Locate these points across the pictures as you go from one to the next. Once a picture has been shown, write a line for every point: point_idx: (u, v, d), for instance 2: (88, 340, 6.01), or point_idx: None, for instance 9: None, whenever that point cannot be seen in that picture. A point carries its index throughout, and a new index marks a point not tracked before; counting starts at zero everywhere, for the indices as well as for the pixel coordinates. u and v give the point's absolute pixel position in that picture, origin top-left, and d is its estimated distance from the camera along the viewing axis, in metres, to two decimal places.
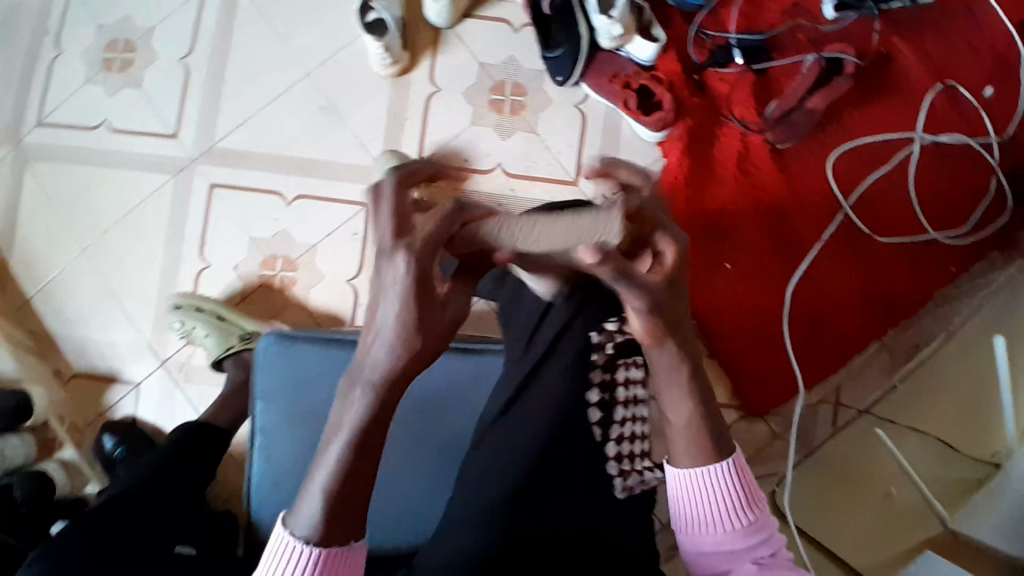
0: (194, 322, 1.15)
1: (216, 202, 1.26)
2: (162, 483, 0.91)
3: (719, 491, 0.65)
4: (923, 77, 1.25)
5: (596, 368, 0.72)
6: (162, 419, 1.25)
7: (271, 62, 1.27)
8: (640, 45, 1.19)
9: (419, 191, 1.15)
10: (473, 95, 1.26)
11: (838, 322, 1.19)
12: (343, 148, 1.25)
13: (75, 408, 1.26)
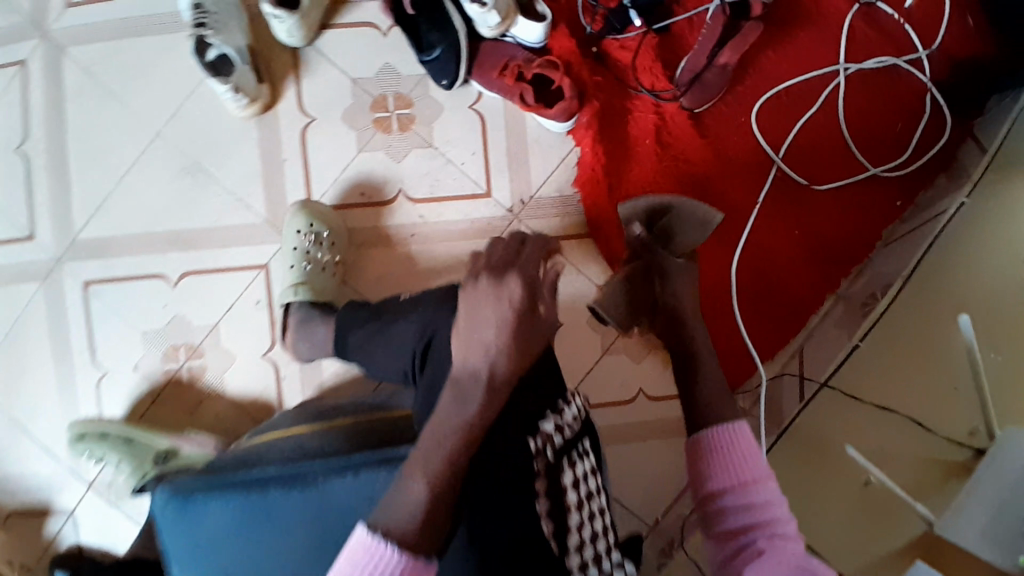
0: (103, 450, 1.04)
1: (96, 300, 1.11)
2: None
3: (731, 450, 0.69)
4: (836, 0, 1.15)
5: (539, 478, 0.67)
6: (108, 540, 1.14)
7: (118, 128, 1.10)
8: (524, 27, 1.05)
9: (326, 252, 1.05)
10: (354, 117, 1.11)
11: (793, 286, 1.13)
12: (224, 208, 1.10)
13: (14, 549, 1.14)
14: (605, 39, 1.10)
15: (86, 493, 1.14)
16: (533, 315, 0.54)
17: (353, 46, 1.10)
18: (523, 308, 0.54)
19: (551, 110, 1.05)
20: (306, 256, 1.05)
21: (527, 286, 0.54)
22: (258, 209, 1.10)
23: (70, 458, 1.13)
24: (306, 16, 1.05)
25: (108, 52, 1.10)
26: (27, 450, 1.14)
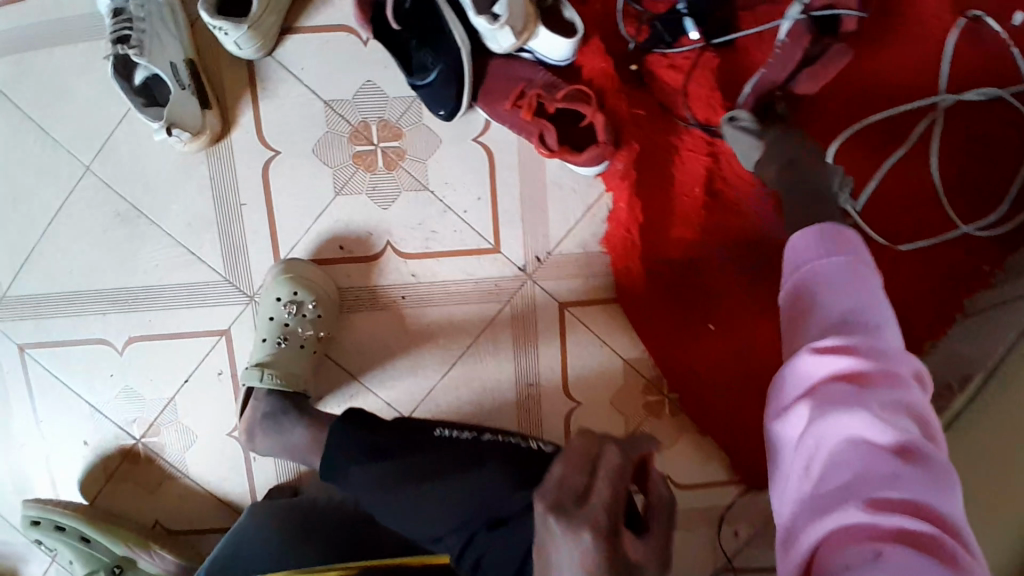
0: (55, 545, 0.93)
1: (32, 366, 0.94)
2: None
3: (843, 296, 0.58)
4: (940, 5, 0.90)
5: None
6: None
7: (38, 163, 0.89)
8: (549, 43, 0.80)
9: (309, 326, 0.87)
10: (328, 150, 0.88)
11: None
12: (172, 263, 0.90)
13: None
14: (647, 56, 0.86)
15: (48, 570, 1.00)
16: (622, 558, 0.46)
17: (325, 60, 0.86)
18: (610, 552, 0.45)
19: (581, 155, 0.82)
20: (286, 328, 0.87)
21: (609, 535, 0.46)
22: (216, 265, 0.90)
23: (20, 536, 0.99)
24: (261, 21, 0.81)
25: (18, 66, 0.87)
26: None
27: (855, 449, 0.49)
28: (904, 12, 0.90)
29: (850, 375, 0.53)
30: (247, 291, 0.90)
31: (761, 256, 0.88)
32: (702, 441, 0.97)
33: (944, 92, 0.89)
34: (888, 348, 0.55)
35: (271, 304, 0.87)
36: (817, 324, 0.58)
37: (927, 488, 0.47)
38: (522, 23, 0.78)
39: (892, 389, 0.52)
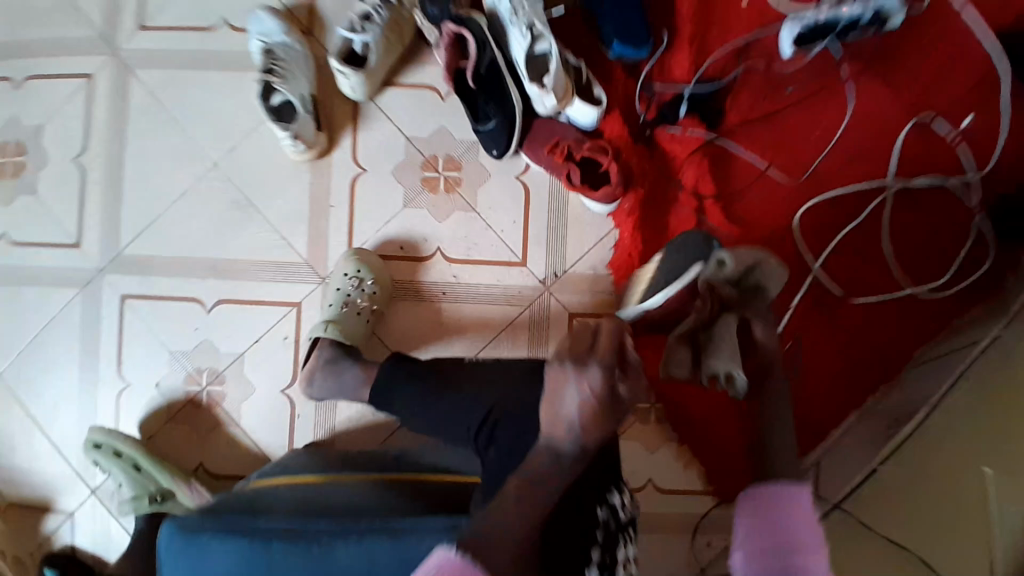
0: (111, 469, 1.07)
1: (129, 314, 1.13)
2: None
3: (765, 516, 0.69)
4: (892, 111, 1.14)
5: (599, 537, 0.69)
6: (99, 548, 1.13)
7: (178, 155, 1.15)
8: (580, 109, 1.07)
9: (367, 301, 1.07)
10: (404, 173, 1.14)
11: (807, 387, 1.12)
12: (265, 243, 1.13)
13: (13, 539, 1.14)
14: (657, 128, 1.12)
15: (88, 498, 1.13)
16: (614, 395, 0.58)
17: (413, 105, 1.15)
18: (609, 386, 0.58)
19: (596, 192, 1.07)
20: (347, 299, 1.06)
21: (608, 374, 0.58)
22: (300, 249, 1.13)
23: (73, 464, 1.13)
24: (372, 73, 1.10)
25: (177, 81, 1.15)
26: (37, 447, 1.14)
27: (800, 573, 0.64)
28: (863, 115, 1.13)
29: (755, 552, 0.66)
30: (321, 273, 1.12)
31: None
32: (682, 449, 1.11)
33: (893, 178, 1.13)
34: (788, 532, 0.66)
35: (341, 278, 1.08)
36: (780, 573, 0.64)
37: None
38: (562, 94, 1.05)
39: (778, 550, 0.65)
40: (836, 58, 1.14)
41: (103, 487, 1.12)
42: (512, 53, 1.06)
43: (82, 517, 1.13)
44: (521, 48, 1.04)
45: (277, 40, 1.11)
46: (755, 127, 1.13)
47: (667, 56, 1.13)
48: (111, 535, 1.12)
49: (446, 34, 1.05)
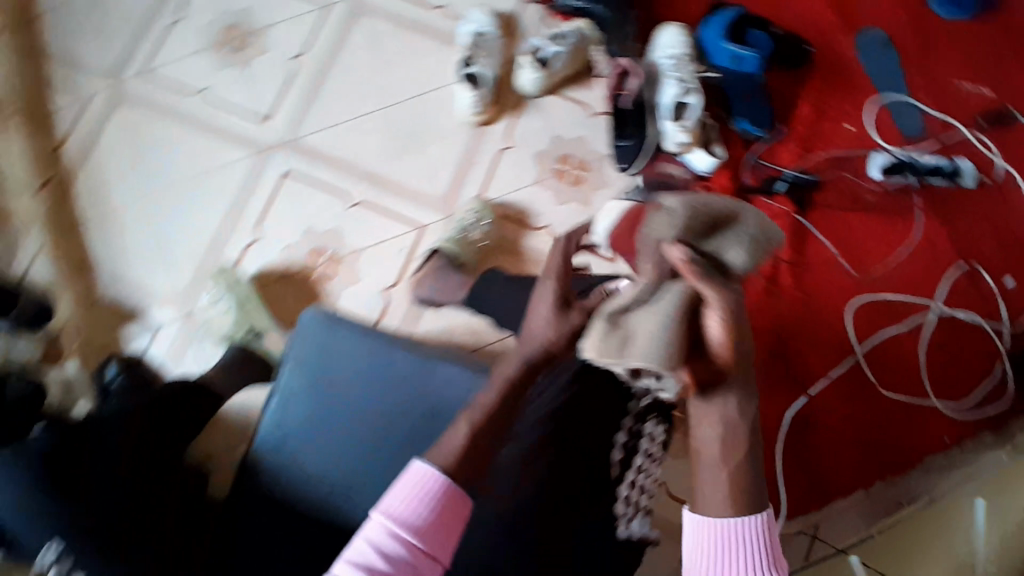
0: (223, 299, 1.22)
1: (285, 188, 1.31)
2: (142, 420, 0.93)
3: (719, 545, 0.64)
4: (948, 252, 1.33)
5: (629, 416, 0.82)
6: (168, 364, 1.20)
7: (372, 82, 1.36)
8: (700, 156, 1.27)
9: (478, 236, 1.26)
10: (542, 159, 1.32)
11: (826, 455, 1.23)
12: (413, 172, 1.32)
13: (90, 329, 1.21)
14: (761, 196, 1.31)
15: (176, 319, 1.22)
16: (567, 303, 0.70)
17: (567, 112, 1.34)
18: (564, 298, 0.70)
19: None
20: (463, 230, 1.26)
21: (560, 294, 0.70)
22: (439, 185, 1.31)
23: (179, 286, 1.24)
24: (550, 75, 1.32)
25: (393, 32, 1.39)
26: (150, 265, 1.25)
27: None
28: (925, 245, 1.33)
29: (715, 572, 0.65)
30: (447, 212, 1.30)
31: (789, 349, 1.27)
32: None
33: (941, 303, 1.30)
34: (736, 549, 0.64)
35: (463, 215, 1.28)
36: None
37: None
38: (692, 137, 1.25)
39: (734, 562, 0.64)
40: (914, 194, 1.36)
41: (196, 314, 1.23)
42: (661, 100, 1.28)
43: (163, 335, 1.22)
44: (671, 98, 1.26)
45: (483, 30, 1.35)
46: (837, 223, 1.33)
47: (778, 144, 1.35)
48: (184, 358, 1.20)
49: (615, 71, 1.30)
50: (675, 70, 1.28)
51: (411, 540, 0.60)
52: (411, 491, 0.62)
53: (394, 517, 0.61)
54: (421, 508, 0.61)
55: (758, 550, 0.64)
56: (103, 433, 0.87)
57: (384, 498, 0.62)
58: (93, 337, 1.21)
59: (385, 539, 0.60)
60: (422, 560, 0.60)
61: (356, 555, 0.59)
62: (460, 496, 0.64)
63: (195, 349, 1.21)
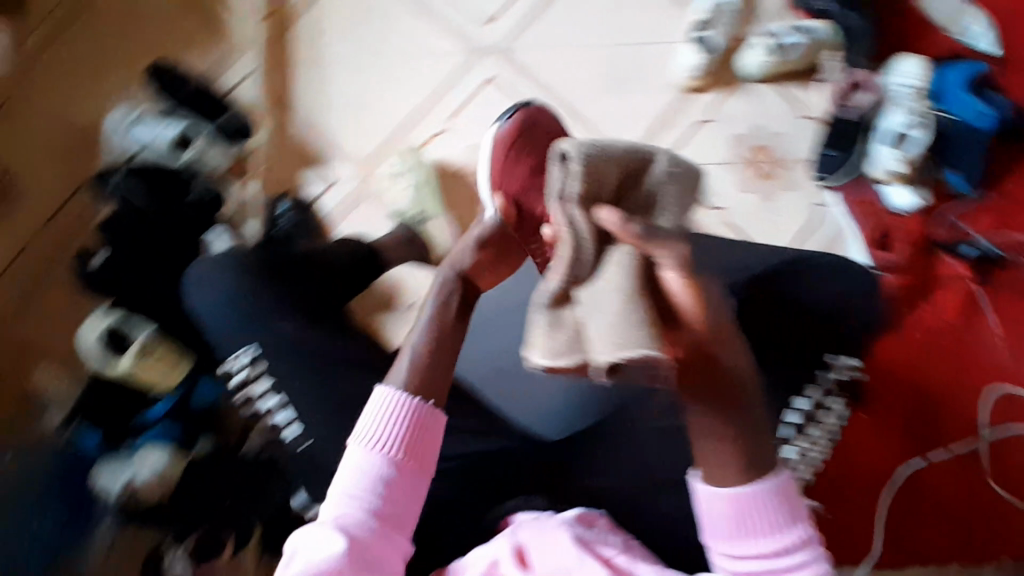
0: (406, 172, 1.23)
1: (488, 91, 1.28)
2: (303, 277, 0.88)
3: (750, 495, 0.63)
4: None
5: (812, 387, 0.89)
6: (336, 216, 1.25)
7: (605, 16, 1.30)
8: (900, 191, 1.23)
9: None
10: (739, 143, 1.26)
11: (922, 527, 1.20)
12: (610, 116, 1.27)
13: (276, 160, 1.26)
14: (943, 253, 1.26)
15: (354, 180, 1.26)
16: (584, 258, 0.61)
17: (780, 106, 1.27)
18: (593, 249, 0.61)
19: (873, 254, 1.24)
20: None
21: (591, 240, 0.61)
22: (631, 134, 1.26)
23: (363, 152, 1.27)
24: (780, 64, 1.25)
25: None
26: (345, 122, 1.28)
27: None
28: None
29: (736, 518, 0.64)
30: None
31: (920, 410, 1.23)
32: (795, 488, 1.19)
33: None
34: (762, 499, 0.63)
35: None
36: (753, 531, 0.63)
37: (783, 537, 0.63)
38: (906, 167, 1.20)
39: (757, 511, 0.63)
40: None
41: (373, 179, 1.26)
42: (881, 125, 1.22)
43: (336, 190, 1.25)
44: (894, 125, 1.20)
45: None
46: (1010, 308, 1.25)
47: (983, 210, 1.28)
48: (352, 217, 1.24)
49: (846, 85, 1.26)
50: (909, 102, 1.21)
51: (398, 466, 0.65)
52: (393, 420, 0.67)
53: (383, 452, 0.65)
54: (405, 436, 0.66)
55: (779, 511, 0.63)
56: (284, 275, 0.86)
57: (364, 434, 0.66)
58: (274, 172, 1.25)
59: (379, 467, 0.65)
60: (410, 483, 0.66)
61: (353, 485, 0.64)
62: (434, 419, 0.68)
63: (364, 213, 1.25)
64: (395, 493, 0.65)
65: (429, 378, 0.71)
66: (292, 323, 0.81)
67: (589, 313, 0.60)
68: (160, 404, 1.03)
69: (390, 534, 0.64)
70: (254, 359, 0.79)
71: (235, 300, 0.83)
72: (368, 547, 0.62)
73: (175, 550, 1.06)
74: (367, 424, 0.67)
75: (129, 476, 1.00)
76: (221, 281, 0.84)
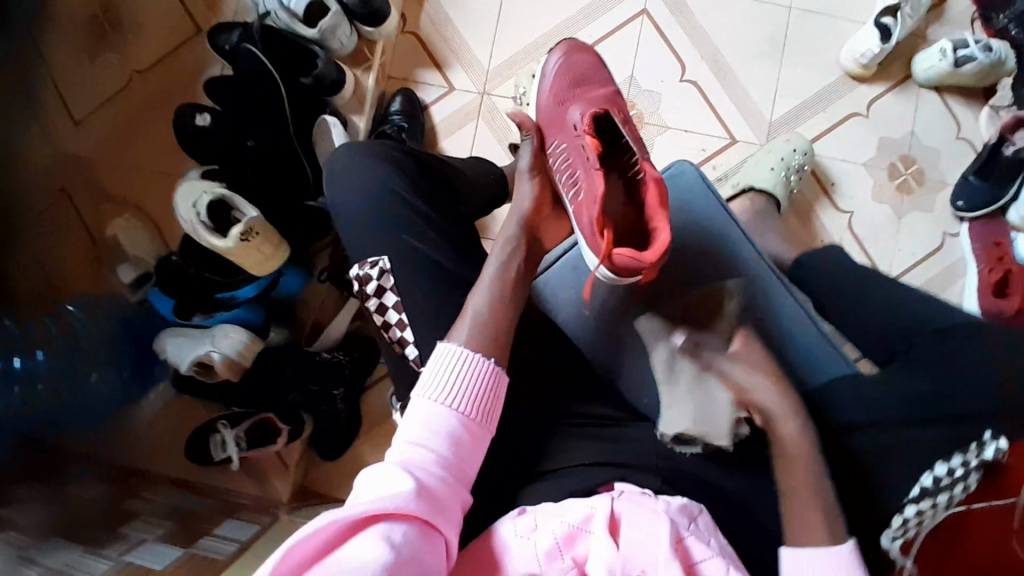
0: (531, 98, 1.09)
1: (634, 27, 1.20)
2: (431, 183, 0.77)
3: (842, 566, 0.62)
4: None
5: None
6: (445, 127, 1.18)
7: None
8: None
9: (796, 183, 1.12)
10: (884, 146, 1.18)
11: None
12: (761, 86, 1.19)
13: (396, 54, 1.19)
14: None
15: (473, 93, 1.18)
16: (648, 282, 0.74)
17: (939, 116, 1.18)
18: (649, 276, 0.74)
19: (988, 298, 1.09)
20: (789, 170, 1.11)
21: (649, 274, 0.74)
22: (773, 111, 1.19)
23: (488, 64, 1.18)
24: (952, 74, 1.14)
25: None
26: (480, 28, 1.19)
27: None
28: None
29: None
30: (764, 140, 1.18)
31: None
32: None
33: None
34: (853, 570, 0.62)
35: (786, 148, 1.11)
36: None
37: None
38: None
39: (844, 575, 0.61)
40: None
41: (494, 98, 1.18)
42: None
43: (455, 98, 1.18)
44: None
45: None
46: None
47: None
48: (461, 133, 1.17)
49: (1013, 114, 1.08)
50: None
51: (468, 425, 0.63)
52: (467, 378, 0.65)
53: (453, 407, 0.63)
54: (479, 396, 0.64)
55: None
56: (414, 179, 0.75)
57: (433, 386, 0.64)
58: (393, 67, 1.20)
59: (449, 421, 0.63)
60: (474, 445, 0.64)
61: (419, 435, 0.62)
62: (503, 386, 0.66)
63: (476, 129, 1.17)
64: (461, 452, 0.62)
65: (497, 335, 0.68)
66: (426, 228, 0.73)
67: (666, 401, 0.75)
68: (248, 287, 0.99)
69: (454, 487, 0.61)
70: (382, 272, 0.71)
71: (374, 196, 0.73)
72: (434, 492, 0.59)
73: (230, 429, 1.04)
74: (437, 377, 0.64)
75: (206, 349, 0.96)
76: (355, 178, 0.75)
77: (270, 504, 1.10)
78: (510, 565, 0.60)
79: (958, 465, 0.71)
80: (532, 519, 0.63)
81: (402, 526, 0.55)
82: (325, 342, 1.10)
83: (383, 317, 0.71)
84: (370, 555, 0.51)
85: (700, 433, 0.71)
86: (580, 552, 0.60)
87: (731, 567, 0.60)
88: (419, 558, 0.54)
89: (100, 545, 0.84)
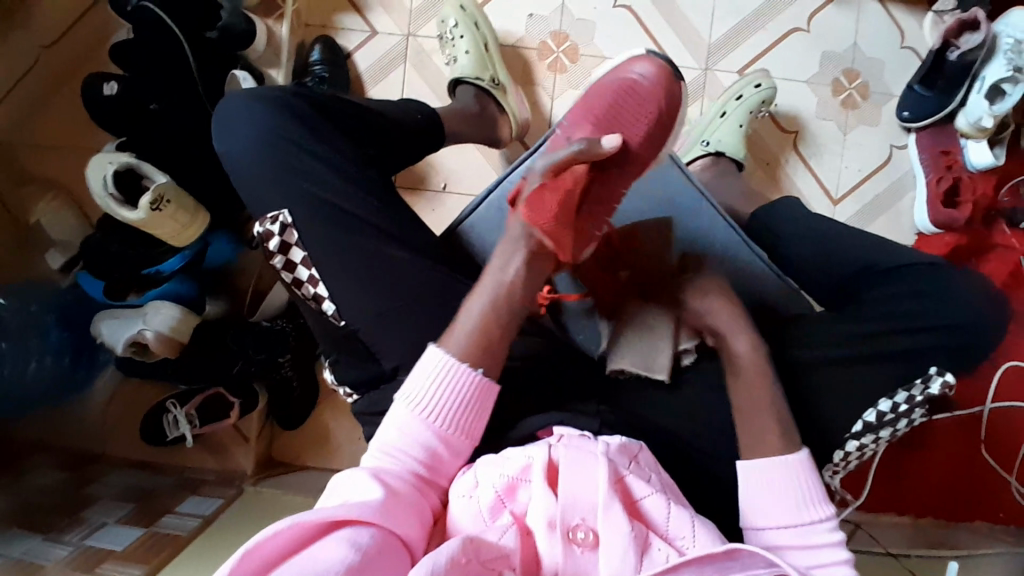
0: (462, 34, 1.04)
1: None
2: (317, 125, 0.72)
3: (795, 479, 0.61)
4: None
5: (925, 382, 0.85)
6: (371, 75, 1.12)
7: None
8: (978, 149, 1.06)
9: (751, 116, 1.06)
10: (827, 62, 1.15)
11: (910, 495, 1.07)
12: (698, 6, 1.14)
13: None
14: (1001, 220, 1.08)
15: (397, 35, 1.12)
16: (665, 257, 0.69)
17: (881, 28, 1.14)
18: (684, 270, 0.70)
19: (939, 208, 1.07)
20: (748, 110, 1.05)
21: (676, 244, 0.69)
22: (711, 33, 1.14)
23: (410, 3, 1.12)
24: None
25: None
26: None
27: (826, 562, 0.59)
28: None
29: (769, 486, 0.61)
30: (704, 63, 1.14)
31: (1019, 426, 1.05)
32: None
33: None
34: (804, 476, 0.61)
35: (753, 94, 1.05)
36: (789, 510, 0.60)
37: (815, 505, 0.61)
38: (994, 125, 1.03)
39: (792, 479, 0.61)
40: None
41: (419, 40, 1.12)
42: (982, 75, 1.02)
43: (377, 43, 1.12)
44: (993, 77, 1.00)
45: None
46: None
47: None
48: (388, 79, 1.12)
49: (956, 18, 1.03)
50: (1015, 52, 0.99)
51: (446, 439, 0.61)
52: (450, 392, 0.61)
53: (433, 420, 0.61)
54: (461, 409, 0.61)
55: (811, 487, 0.61)
56: (296, 129, 0.70)
57: (415, 397, 0.61)
58: (309, 14, 1.13)
59: (425, 437, 0.60)
60: (454, 460, 0.62)
61: (390, 448, 0.60)
62: (491, 399, 0.63)
63: (404, 74, 1.12)
64: (438, 469, 0.61)
65: (490, 346, 0.63)
66: (334, 177, 0.69)
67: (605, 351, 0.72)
68: (174, 258, 0.95)
69: (429, 493, 0.59)
70: (284, 228, 0.68)
71: (262, 153, 0.70)
72: (405, 496, 0.56)
73: (179, 407, 1.04)
74: (418, 388, 0.61)
75: (139, 328, 0.93)
76: (238, 131, 0.71)
77: (234, 476, 1.08)
78: (455, 524, 0.58)
79: (902, 401, 0.72)
80: (472, 474, 0.60)
81: (364, 537, 0.50)
82: (268, 312, 1.07)
83: (294, 274, 0.69)
84: (328, 557, 0.47)
85: (642, 369, 0.69)
86: (520, 504, 0.57)
87: (673, 504, 0.58)
88: (382, 568, 0.49)
89: (61, 532, 0.87)
